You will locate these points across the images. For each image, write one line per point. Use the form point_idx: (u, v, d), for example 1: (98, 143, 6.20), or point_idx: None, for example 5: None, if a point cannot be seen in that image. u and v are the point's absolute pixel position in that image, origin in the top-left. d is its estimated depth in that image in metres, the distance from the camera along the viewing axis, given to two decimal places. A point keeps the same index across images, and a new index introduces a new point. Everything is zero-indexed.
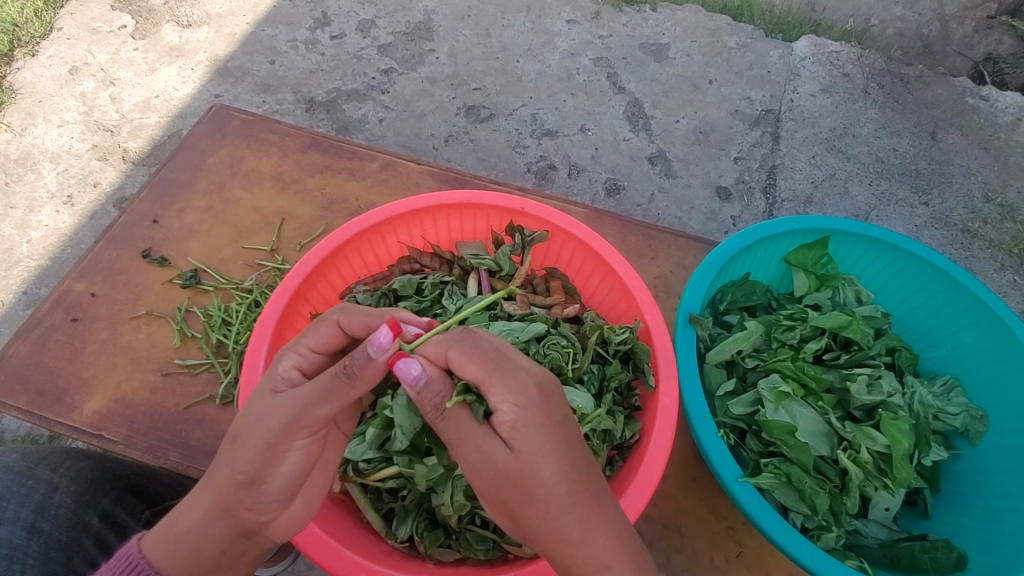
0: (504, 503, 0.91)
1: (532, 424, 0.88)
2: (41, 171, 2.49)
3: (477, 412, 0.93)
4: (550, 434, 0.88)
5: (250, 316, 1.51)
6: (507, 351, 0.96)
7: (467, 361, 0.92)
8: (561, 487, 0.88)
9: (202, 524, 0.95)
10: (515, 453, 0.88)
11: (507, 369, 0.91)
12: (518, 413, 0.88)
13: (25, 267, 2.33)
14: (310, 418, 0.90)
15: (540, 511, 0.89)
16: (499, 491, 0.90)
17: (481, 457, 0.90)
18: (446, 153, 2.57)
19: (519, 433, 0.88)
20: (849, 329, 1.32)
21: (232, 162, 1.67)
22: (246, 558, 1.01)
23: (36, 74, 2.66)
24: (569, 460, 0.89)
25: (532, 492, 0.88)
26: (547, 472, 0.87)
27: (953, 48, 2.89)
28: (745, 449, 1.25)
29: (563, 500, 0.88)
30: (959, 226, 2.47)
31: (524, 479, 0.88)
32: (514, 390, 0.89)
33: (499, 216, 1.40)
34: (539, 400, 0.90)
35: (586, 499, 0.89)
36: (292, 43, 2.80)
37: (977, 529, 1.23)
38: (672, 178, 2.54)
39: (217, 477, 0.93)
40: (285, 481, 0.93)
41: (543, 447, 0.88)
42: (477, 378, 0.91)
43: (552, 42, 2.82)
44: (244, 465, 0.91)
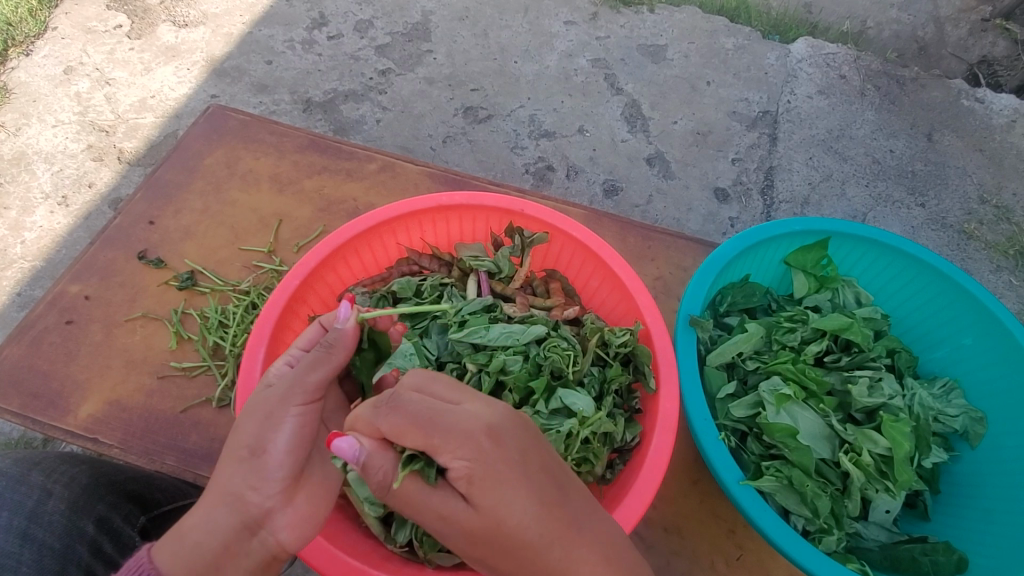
0: (483, 555, 0.88)
1: (488, 471, 0.83)
2: (35, 171, 2.47)
3: (429, 476, 0.88)
4: (507, 477, 0.83)
5: (247, 319, 1.50)
6: (442, 397, 0.88)
7: (405, 431, 0.84)
8: (531, 529, 0.83)
9: (207, 516, 0.92)
10: (478, 505, 0.84)
11: (444, 426, 0.84)
12: (470, 466, 0.83)
13: (18, 268, 2.31)
14: (306, 384, 0.97)
15: (520, 557, 0.84)
16: (476, 545, 0.86)
17: (449, 516, 0.87)
18: (444, 154, 2.57)
19: (477, 484, 0.83)
20: (849, 331, 1.32)
21: (228, 163, 1.66)
22: (250, 563, 0.94)
23: (30, 74, 2.64)
24: (535, 497, 0.83)
25: (504, 539, 0.83)
26: (515, 514, 0.82)
27: (947, 51, 2.90)
28: (746, 452, 1.25)
29: (537, 542, 0.83)
30: (955, 227, 2.48)
31: (492, 527, 0.84)
32: (461, 445, 0.83)
33: (498, 218, 1.40)
34: (490, 444, 0.84)
35: (564, 538, 0.83)
36: (289, 43, 2.79)
37: (977, 531, 1.23)
38: (670, 179, 2.53)
39: (223, 462, 0.95)
40: (284, 451, 0.95)
41: (503, 490, 0.83)
42: (421, 447, 0.84)
43: (549, 43, 2.82)
44: (246, 437, 0.94)
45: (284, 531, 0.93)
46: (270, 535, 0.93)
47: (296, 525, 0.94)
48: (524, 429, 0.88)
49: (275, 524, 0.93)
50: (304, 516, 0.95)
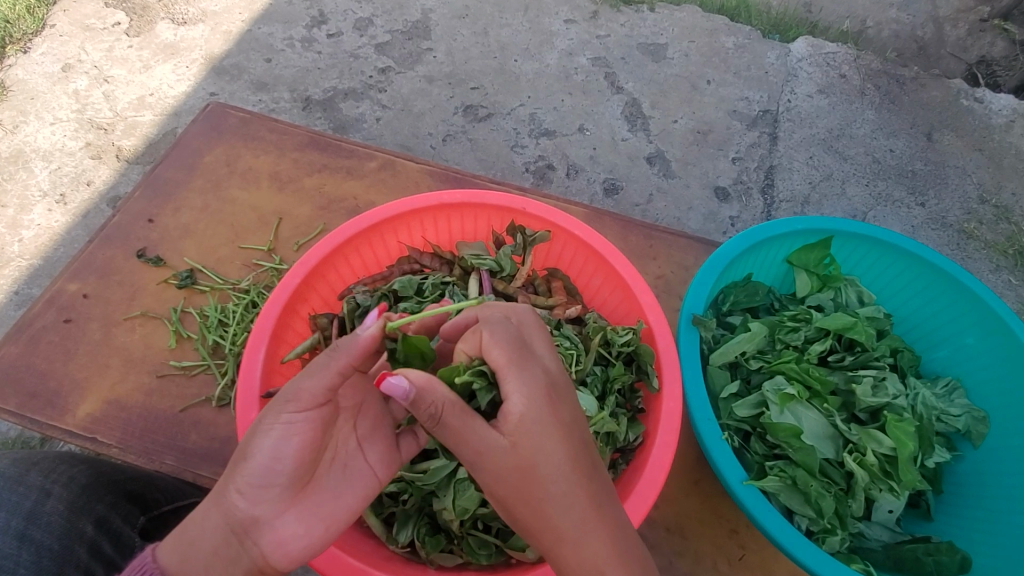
0: (502, 499, 0.89)
1: (540, 418, 0.87)
2: (33, 169, 2.46)
3: (482, 399, 0.97)
4: (555, 431, 0.87)
5: (247, 317, 1.49)
6: (535, 343, 0.95)
7: (493, 345, 0.92)
8: (560, 483, 0.86)
9: (203, 519, 0.93)
10: (517, 447, 0.86)
11: (527, 362, 0.91)
12: (525, 408, 0.88)
13: (16, 267, 2.30)
14: (300, 394, 0.91)
15: (538, 507, 0.86)
16: (499, 486, 0.87)
17: (480, 452, 0.86)
18: (444, 153, 2.56)
19: (524, 426, 0.87)
20: (853, 331, 1.32)
21: (228, 160, 1.65)
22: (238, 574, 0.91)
23: (28, 71, 2.63)
24: (571, 458, 0.87)
25: (533, 486, 0.86)
26: (550, 466, 0.86)
27: (947, 50, 2.90)
28: (749, 452, 1.24)
29: (559, 497, 0.86)
30: (955, 226, 2.47)
31: (523, 470, 0.86)
32: (527, 384, 0.89)
33: (500, 216, 1.39)
34: (550, 397, 0.89)
35: (585, 498, 0.87)
36: (288, 41, 2.78)
37: (981, 531, 1.22)
38: (670, 178, 2.53)
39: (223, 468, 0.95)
40: (275, 462, 0.91)
41: (549, 439, 0.87)
42: (499, 363, 0.91)
43: (549, 42, 2.81)
44: (241, 444, 0.93)
45: (273, 545, 0.92)
46: (257, 547, 0.92)
47: (287, 541, 0.92)
48: (575, 398, 0.94)
49: (262, 536, 0.91)
50: (295, 532, 0.93)
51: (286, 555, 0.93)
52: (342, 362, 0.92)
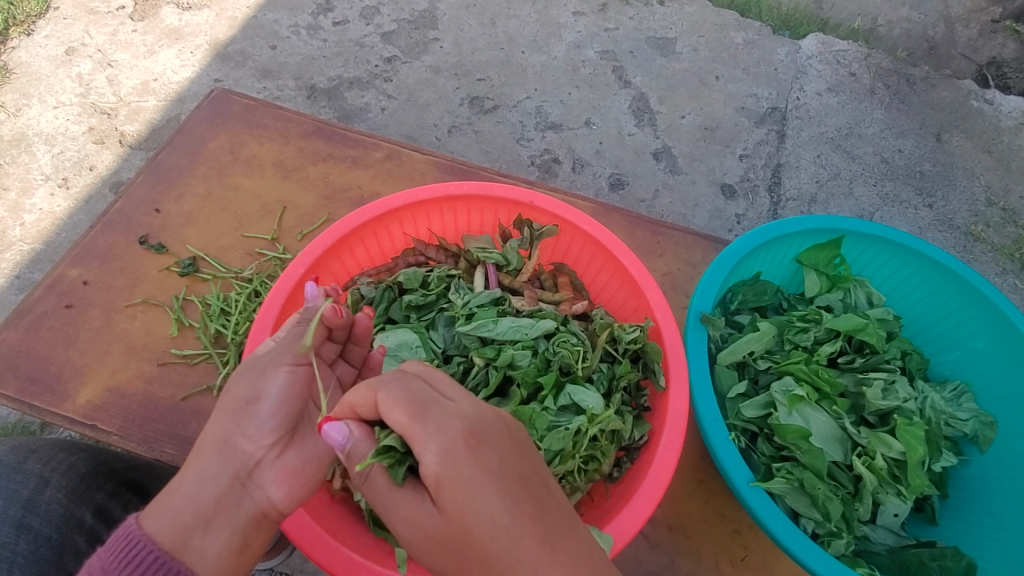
0: (454, 574, 0.78)
1: (457, 470, 0.75)
2: (35, 153, 2.44)
3: (396, 475, 0.83)
4: (479, 482, 0.74)
5: (250, 306, 1.47)
6: (444, 392, 0.83)
7: (391, 408, 0.80)
8: (505, 539, 0.72)
9: (198, 472, 0.90)
10: (445, 510, 0.76)
11: (429, 413, 0.78)
12: (440, 465, 0.75)
13: (18, 250, 2.29)
14: (302, 342, 1.01)
15: (489, 573, 0.74)
16: (442, 558, 0.77)
17: (410, 524, 0.80)
18: (449, 144, 2.54)
19: (444, 486, 0.75)
20: (864, 332, 1.31)
21: (232, 148, 1.64)
22: (242, 520, 0.90)
23: (32, 54, 2.60)
24: (511, 505, 0.74)
25: (471, 550, 0.74)
26: (487, 523, 0.73)
27: (958, 51, 2.87)
28: (756, 453, 1.23)
29: (506, 558, 0.72)
30: (962, 228, 2.46)
31: (459, 533, 0.75)
32: (434, 436, 0.76)
33: (507, 209, 1.38)
34: (465, 442, 0.76)
35: (537, 552, 0.72)
36: (294, 28, 2.75)
37: (985, 536, 1.22)
38: (676, 174, 2.51)
39: (214, 421, 0.94)
40: (277, 403, 0.96)
41: (476, 495, 0.74)
42: (402, 430, 0.78)
43: (557, 34, 2.78)
44: (240, 392, 0.95)
45: (276, 486, 0.93)
46: (259, 490, 0.92)
47: (290, 481, 0.95)
48: (507, 437, 0.79)
49: (267, 477, 0.93)
50: (295, 474, 0.95)
51: (289, 496, 0.94)
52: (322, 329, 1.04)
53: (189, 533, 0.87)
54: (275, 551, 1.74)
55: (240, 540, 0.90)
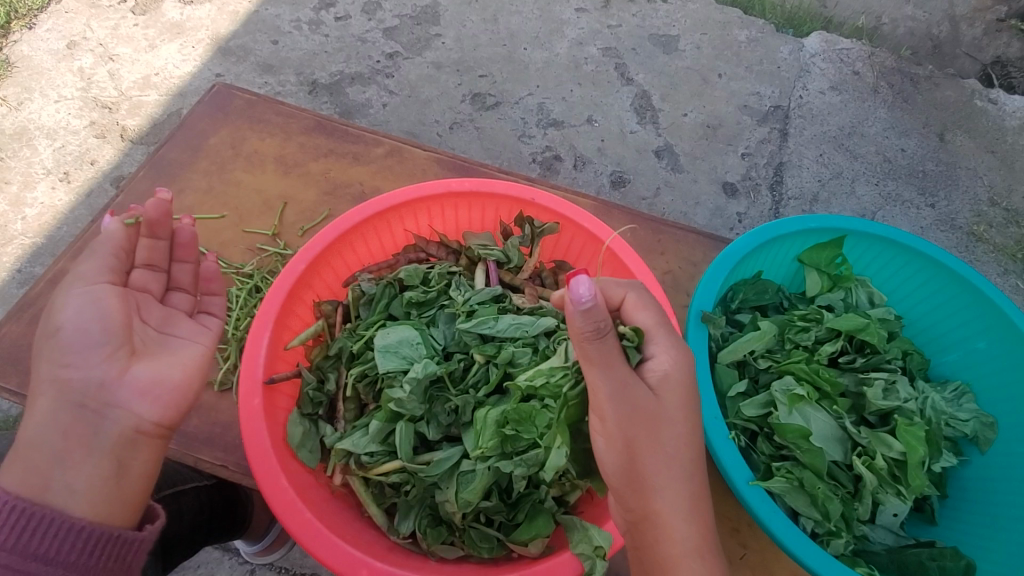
0: (633, 438, 0.96)
1: (685, 380, 1.00)
2: (37, 147, 2.44)
3: (630, 355, 1.02)
4: (692, 402, 1.00)
5: (251, 302, 1.47)
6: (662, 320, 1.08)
7: (640, 311, 1.04)
8: (687, 445, 0.98)
9: (40, 414, 0.96)
10: (661, 398, 0.98)
11: (670, 330, 1.04)
12: (672, 369, 1.00)
13: (19, 244, 2.29)
14: (100, 269, 1.05)
15: (657, 465, 0.96)
16: (635, 428, 0.95)
17: (630, 391, 0.96)
18: (450, 141, 2.53)
19: (669, 382, 0.99)
20: (865, 332, 1.30)
21: (233, 143, 1.63)
22: (104, 444, 0.97)
23: (33, 47, 2.59)
24: (696, 427, 1.01)
25: (665, 440, 0.96)
26: (679, 430, 0.98)
27: (962, 50, 2.86)
28: (756, 452, 1.23)
29: (683, 457, 0.98)
30: (964, 229, 2.45)
31: (662, 421, 0.97)
32: (676, 348, 1.02)
33: (509, 206, 1.38)
34: (689, 367, 1.02)
35: (697, 466, 0.99)
36: (295, 23, 2.74)
37: (985, 537, 1.22)
38: (678, 172, 2.50)
39: (43, 370, 0.99)
40: (79, 322, 0.98)
41: (684, 402, 0.99)
42: (648, 326, 1.03)
43: (560, 31, 2.77)
44: (53, 331, 0.99)
45: (134, 399, 1.00)
46: (119, 410, 0.99)
47: (149, 392, 1.01)
48: None
49: (119, 396, 0.99)
50: (147, 384, 1.01)
51: (151, 405, 1.01)
52: (111, 246, 1.07)
53: (50, 472, 0.94)
54: (273, 545, 1.77)
55: (110, 460, 0.97)
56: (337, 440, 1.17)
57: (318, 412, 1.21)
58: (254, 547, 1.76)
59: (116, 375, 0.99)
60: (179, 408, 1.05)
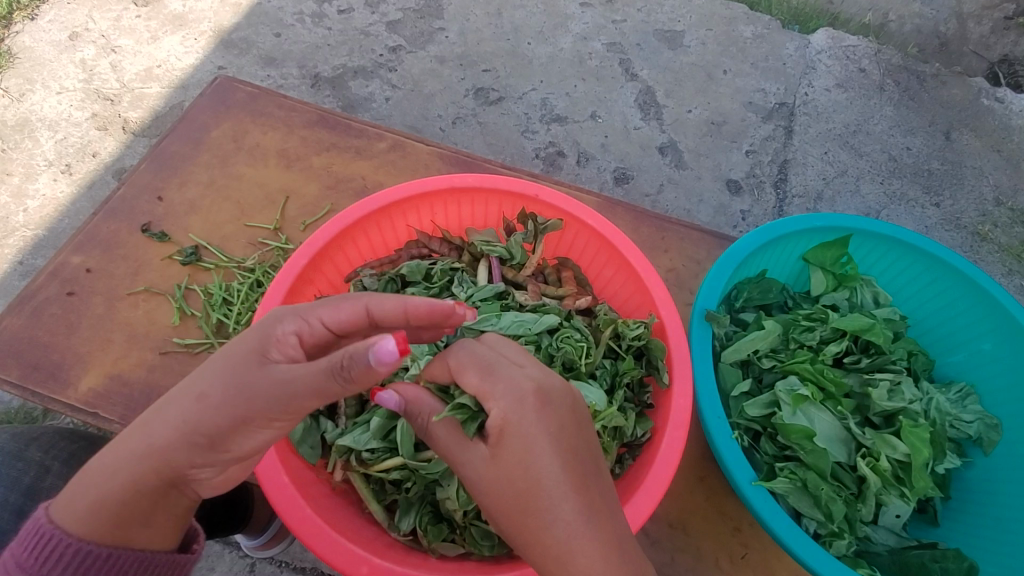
0: (494, 507, 0.86)
1: (526, 423, 0.84)
2: (39, 139, 2.43)
3: (467, 430, 0.90)
4: (542, 442, 0.83)
5: (252, 296, 1.46)
6: (511, 357, 0.91)
7: (463, 371, 0.89)
8: (547, 493, 0.81)
9: (128, 464, 0.81)
10: (502, 455, 0.85)
11: (500, 373, 0.87)
12: (506, 414, 0.84)
13: (21, 236, 2.29)
14: (298, 404, 0.82)
15: (527, 528, 0.82)
16: (495, 496, 0.85)
17: (471, 467, 0.88)
18: (453, 136, 2.52)
19: (506, 436, 0.84)
20: (870, 332, 1.29)
21: (235, 136, 1.62)
22: (177, 518, 0.86)
23: (35, 39, 2.58)
24: (561, 465, 0.82)
25: (524, 496, 0.82)
26: (537, 477, 0.82)
27: (969, 48, 2.84)
28: (758, 452, 1.23)
29: (546, 509, 0.81)
30: (969, 228, 2.44)
31: (510, 478, 0.83)
32: (505, 393, 0.85)
33: (511, 202, 1.37)
34: (532, 404, 0.84)
35: (574, 511, 0.80)
36: (298, 16, 2.73)
37: (989, 539, 1.21)
38: (682, 169, 2.49)
39: (170, 416, 0.81)
40: (243, 448, 0.84)
41: (533, 445, 0.83)
42: (475, 390, 0.88)
43: (564, 25, 2.75)
44: (206, 426, 0.81)
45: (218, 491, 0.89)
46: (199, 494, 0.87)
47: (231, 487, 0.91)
48: (571, 404, 0.88)
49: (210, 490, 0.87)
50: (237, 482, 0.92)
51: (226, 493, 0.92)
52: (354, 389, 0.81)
53: (124, 531, 0.82)
54: (273, 540, 1.76)
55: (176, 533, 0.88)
56: (338, 436, 1.16)
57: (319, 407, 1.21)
58: (253, 541, 1.74)
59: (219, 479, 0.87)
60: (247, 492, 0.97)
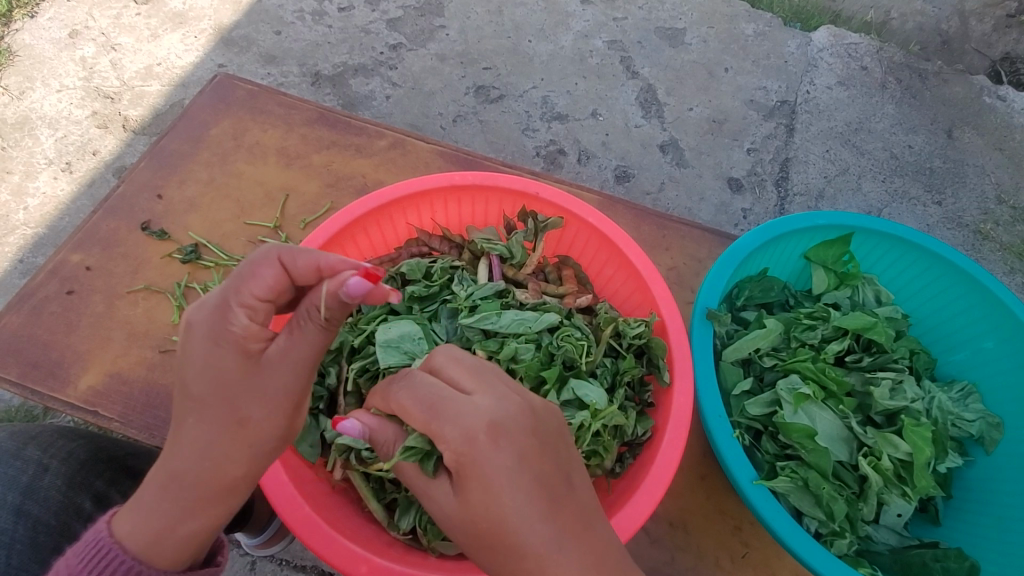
0: (462, 538, 0.85)
1: (483, 458, 0.81)
2: (39, 137, 2.43)
3: (427, 468, 0.91)
4: (502, 477, 0.80)
5: None
6: (460, 384, 0.87)
7: (406, 412, 0.85)
8: (515, 526, 0.80)
9: (205, 503, 0.89)
10: (464, 488, 0.83)
11: (447, 411, 0.83)
12: (462, 450, 0.81)
13: (22, 234, 2.28)
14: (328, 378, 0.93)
15: (499, 558, 0.82)
16: (463, 529, 0.84)
17: (441, 495, 0.87)
18: (454, 134, 2.52)
19: (465, 471, 0.82)
20: (872, 331, 1.29)
21: (235, 134, 1.62)
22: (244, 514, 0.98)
23: (35, 37, 2.58)
24: (526, 496, 0.80)
25: (491, 529, 0.81)
26: (502, 512, 0.80)
27: (971, 46, 2.83)
28: (760, 451, 1.23)
29: (517, 542, 0.80)
30: (971, 227, 2.43)
31: (476, 512, 0.82)
32: (458, 430, 0.82)
33: (512, 200, 1.36)
34: (488, 439, 0.81)
35: (546, 540, 0.79)
36: (299, 13, 2.72)
37: (991, 538, 1.21)
38: (683, 167, 2.48)
39: (218, 446, 0.88)
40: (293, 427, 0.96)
41: (493, 480, 0.80)
42: (425, 429, 0.84)
43: (564, 23, 2.75)
44: (261, 433, 0.90)
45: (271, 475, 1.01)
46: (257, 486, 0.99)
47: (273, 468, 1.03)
48: (528, 434, 0.84)
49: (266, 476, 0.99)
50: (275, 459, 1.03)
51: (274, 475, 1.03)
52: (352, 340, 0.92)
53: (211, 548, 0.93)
54: (273, 539, 1.76)
55: None
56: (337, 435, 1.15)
57: (319, 406, 1.21)
58: (254, 540, 1.74)
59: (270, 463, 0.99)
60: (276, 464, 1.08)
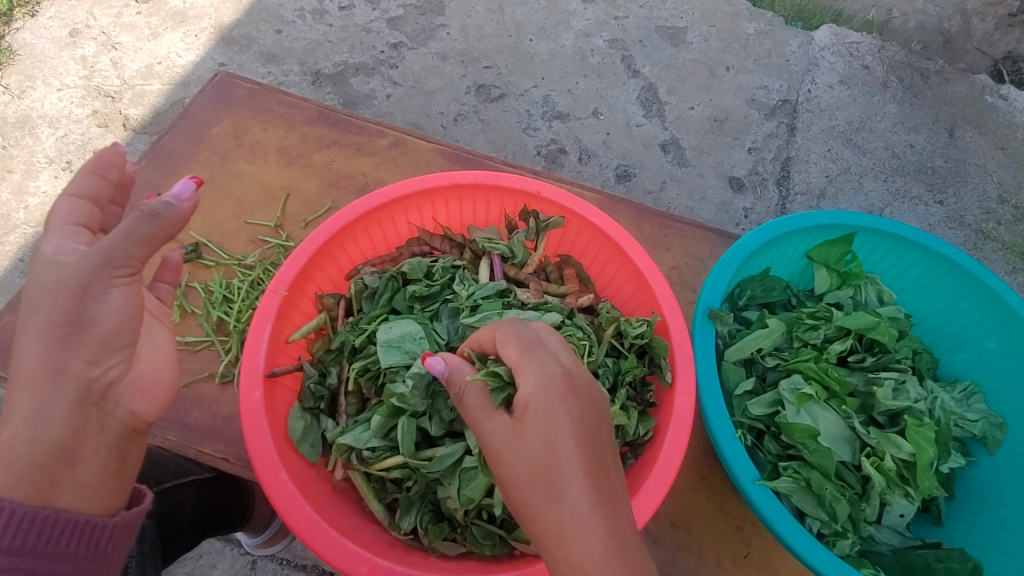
0: (504, 478, 0.86)
1: (552, 402, 0.85)
2: (39, 136, 2.42)
3: (494, 399, 0.91)
4: (562, 422, 0.83)
5: (252, 294, 1.45)
6: (550, 342, 0.93)
7: (505, 343, 0.91)
8: (560, 471, 0.81)
9: (37, 405, 0.86)
10: (523, 429, 0.85)
11: (539, 353, 0.89)
12: (535, 391, 0.86)
13: (22, 233, 2.28)
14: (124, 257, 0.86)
15: (533, 502, 0.82)
16: (507, 466, 0.85)
17: (489, 434, 0.89)
18: (455, 133, 2.51)
19: (530, 412, 0.85)
20: (875, 331, 1.28)
21: (236, 133, 1.62)
22: (108, 439, 0.92)
23: (36, 35, 2.57)
24: (578, 448, 0.82)
25: (535, 471, 0.82)
26: (551, 453, 0.82)
27: (973, 45, 2.82)
28: (762, 451, 1.23)
29: (557, 488, 0.81)
30: (973, 226, 2.43)
31: (527, 452, 0.84)
32: (537, 373, 0.87)
33: (514, 199, 1.36)
34: (561, 389, 0.86)
35: (584, 493, 0.80)
36: (299, 12, 2.72)
37: (994, 539, 1.21)
38: (684, 166, 2.48)
39: (32, 348, 0.86)
40: (111, 319, 0.88)
41: (555, 424, 0.83)
42: (512, 362, 0.89)
43: (565, 22, 2.74)
44: (62, 317, 0.85)
45: (134, 399, 0.95)
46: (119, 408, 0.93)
47: (144, 391, 0.97)
48: (594, 397, 0.89)
49: (121, 394, 0.93)
50: (150, 382, 0.98)
51: (144, 401, 0.97)
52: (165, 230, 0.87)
53: (58, 468, 0.86)
54: (274, 538, 1.76)
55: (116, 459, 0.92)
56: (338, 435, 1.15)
57: (320, 406, 1.20)
58: (254, 539, 1.74)
59: (122, 376, 0.93)
60: (164, 401, 1.00)
